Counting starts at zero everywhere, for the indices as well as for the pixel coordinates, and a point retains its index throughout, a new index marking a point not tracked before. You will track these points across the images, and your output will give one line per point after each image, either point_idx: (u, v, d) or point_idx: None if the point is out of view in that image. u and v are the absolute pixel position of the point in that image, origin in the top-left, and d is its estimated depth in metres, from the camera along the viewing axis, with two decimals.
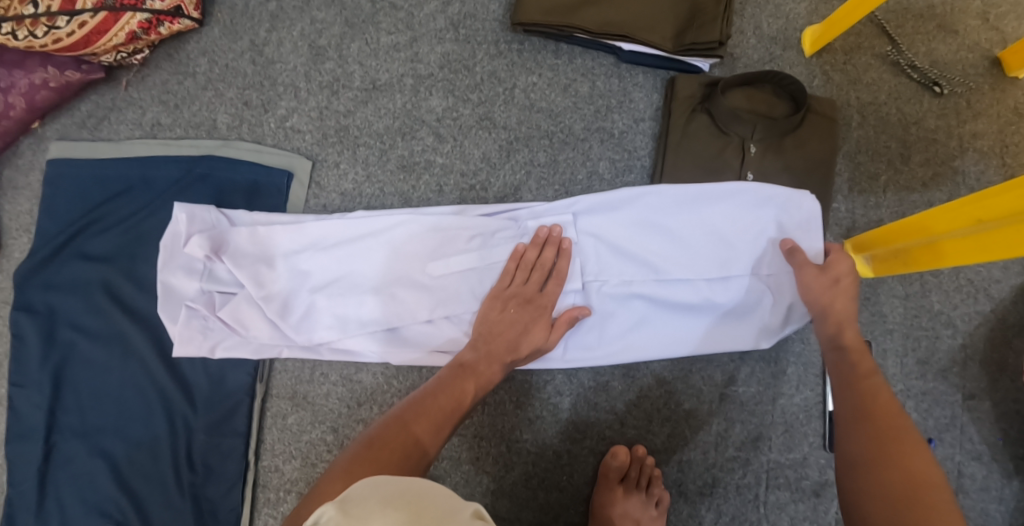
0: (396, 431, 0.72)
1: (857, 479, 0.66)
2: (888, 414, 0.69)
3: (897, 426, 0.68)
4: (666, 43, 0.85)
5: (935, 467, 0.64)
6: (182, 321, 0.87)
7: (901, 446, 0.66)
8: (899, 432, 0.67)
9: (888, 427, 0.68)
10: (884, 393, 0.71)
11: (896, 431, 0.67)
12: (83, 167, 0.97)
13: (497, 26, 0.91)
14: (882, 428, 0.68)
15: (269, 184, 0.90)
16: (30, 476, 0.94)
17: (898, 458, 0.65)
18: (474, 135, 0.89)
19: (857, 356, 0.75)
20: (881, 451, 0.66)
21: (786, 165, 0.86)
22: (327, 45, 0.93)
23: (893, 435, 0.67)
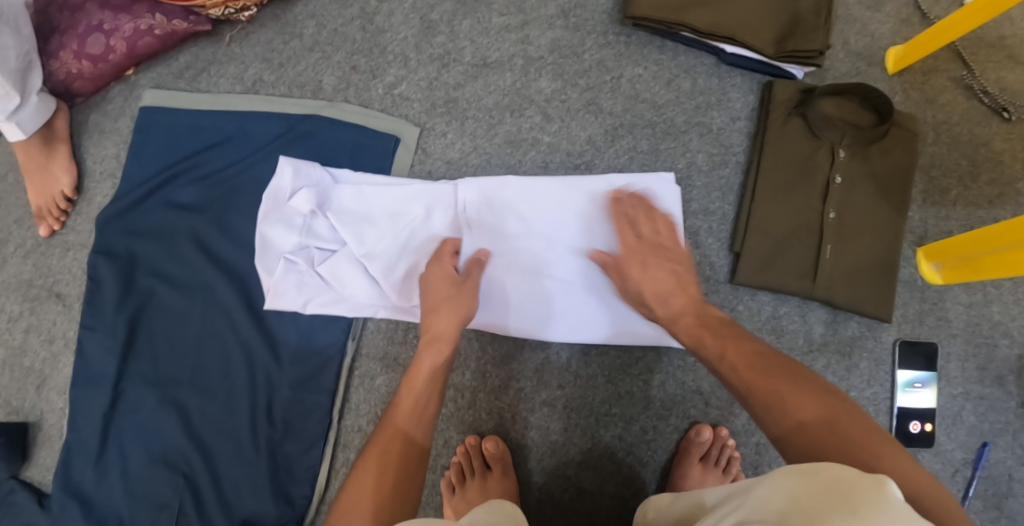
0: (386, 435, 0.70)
1: (775, 427, 0.62)
2: (748, 374, 0.66)
3: (784, 369, 0.65)
4: (768, 49, 0.90)
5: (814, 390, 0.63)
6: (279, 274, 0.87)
7: (768, 393, 0.63)
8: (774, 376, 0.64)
9: (763, 382, 0.64)
10: (732, 353, 0.68)
11: (775, 372, 0.65)
12: (178, 116, 0.97)
13: (606, 17, 0.95)
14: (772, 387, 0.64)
15: (374, 146, 0.92)
16: (94, 421, 0.92)
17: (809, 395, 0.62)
18: (580, 118, 0.92)
19: (724, 334, 0.70)
20: (770, 406, 0.63)
21: (871, 171, 0.91)
22: (439, 20, 0.96)
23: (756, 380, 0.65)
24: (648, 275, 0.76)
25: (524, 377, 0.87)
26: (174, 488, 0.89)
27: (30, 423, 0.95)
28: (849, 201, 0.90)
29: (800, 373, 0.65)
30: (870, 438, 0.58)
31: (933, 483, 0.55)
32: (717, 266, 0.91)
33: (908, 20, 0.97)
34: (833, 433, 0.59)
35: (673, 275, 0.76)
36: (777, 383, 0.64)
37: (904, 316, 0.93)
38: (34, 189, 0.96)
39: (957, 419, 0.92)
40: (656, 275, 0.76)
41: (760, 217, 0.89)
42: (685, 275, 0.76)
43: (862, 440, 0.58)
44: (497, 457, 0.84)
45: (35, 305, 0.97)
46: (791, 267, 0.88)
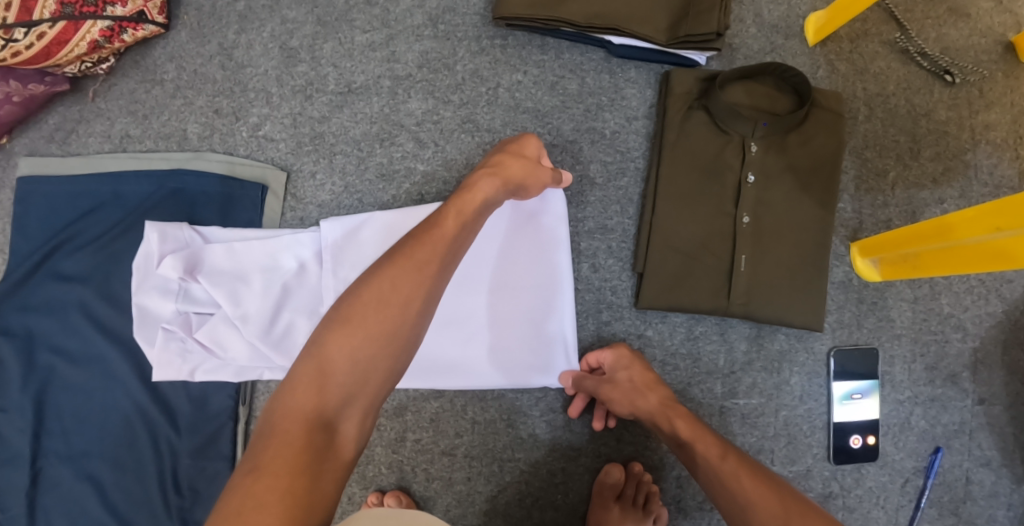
0: (299, 401, 0.53)
1: None
2: (752, 493, 0.61)
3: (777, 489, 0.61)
4: (659, 36, 0.80)
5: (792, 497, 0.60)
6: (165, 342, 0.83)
7: (752, 493, 0.61)
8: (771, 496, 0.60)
9: (750, 482, 0.62)
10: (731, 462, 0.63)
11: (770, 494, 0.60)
12: (53, 183, 0.93)
13: (478, 20, 0.85)
14: (757, 501, 0.60)
15: (243, 197, 0.86)
16: (15, 502, 0.92)
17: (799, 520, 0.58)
18: (455, 139, 0.84)
19: (726, 447, 0.65)
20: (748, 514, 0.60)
21: (790, 163, 0.81)
22: (299, 46, 0.88)
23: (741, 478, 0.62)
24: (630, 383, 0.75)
25: (419, 428, 0.82)
26: None
27: None
28: (766, 201, 0.80)
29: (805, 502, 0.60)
30: None
31: None
32: (620, 290, 0.83)
33: None
34: None
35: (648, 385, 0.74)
36: (772, 507, 0.59)
37: (840, 321, 0.83)
38: None
39: (905, 427, 0.83)
40: (636, 382, 0.75)
41: (663, 231, 0.80)
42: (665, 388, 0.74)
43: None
44: None
45: None
46: (703, 283, 0.80)
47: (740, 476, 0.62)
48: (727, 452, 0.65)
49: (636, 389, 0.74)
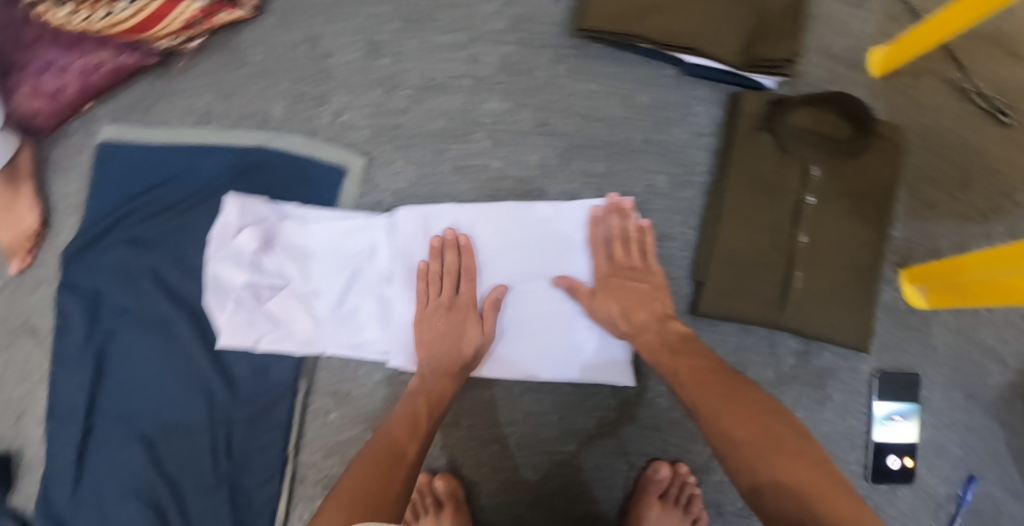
0: (369, 462, 0.69)
1: (746, 477, 0.62)
2: (752, 432, 0.64)
3: (776, 436, 0.64)
4: (731, 58, 0.84)
5: (788, 434, 0.64)
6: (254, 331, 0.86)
7: (742, 432, 0.65)
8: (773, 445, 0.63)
9: (746, 421, 0.66)
10: (733, 418, 0.66)
11: (769, 440, 0.64)
12: (134, 151, 0.97)
13: (559, 30, 0.89)
14: (745, 436, 0.64)
15: (321, 177, 0.90)
16: (68, 453, 0.95)
17: (802, 471, 0.60)
18: (530, 140, 0.87)
19: (732, 397, 0.68)
20: (743, 455, 0.63)
21: (848, 189, 0.84)
22: (384, 40, 0.92)
23: (738, 403, 0.67)
24: (612, 294, 0.80)
25: (475, 414, 0.84)
26: (143, 520, 0.92)
27: (11, 452, 0.98)
28: (823, 222, 0.84)
29: (799, 442, 0.63)
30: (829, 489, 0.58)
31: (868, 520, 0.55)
32: (680, 296, 0.87)
33: (893, 17, 0.88)
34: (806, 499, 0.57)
35: (631, 294, 0.79)
36: (770, 447, 0.63)
37: (884, 344, 0.86)
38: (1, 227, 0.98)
39: (941, 452, 0.86)
40: (613, 298, 0.79)
41: (724, 243, 0.84)
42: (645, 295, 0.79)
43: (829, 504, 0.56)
44: (448, 495, 0.83)
45: (9, 341, 0.99)
46: (759, 296, 0.83)
47: (741, 429, 0.65)
48: (718, 400, 0.68)
49: (635, 332, 0.78)
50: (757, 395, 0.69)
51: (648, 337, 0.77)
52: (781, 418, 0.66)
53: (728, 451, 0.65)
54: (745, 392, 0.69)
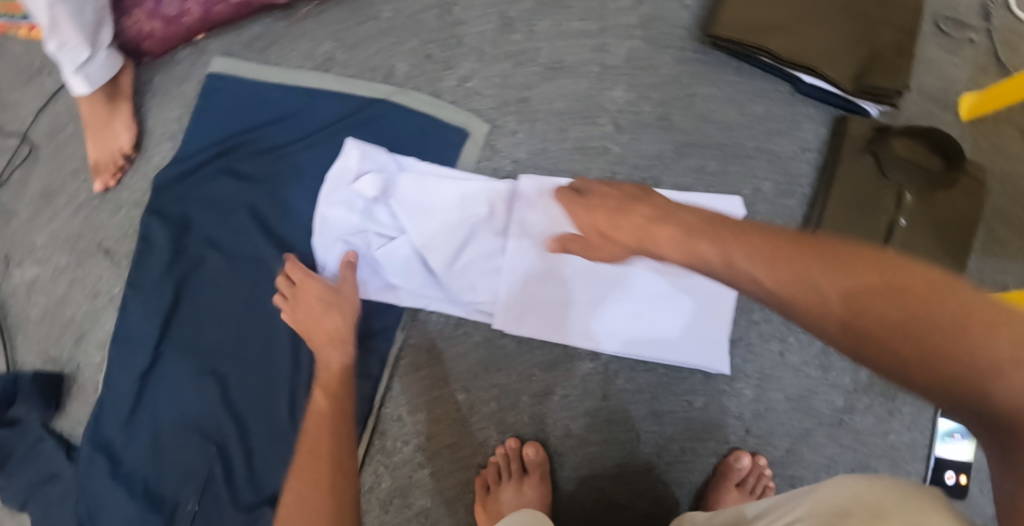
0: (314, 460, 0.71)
1: (834, 325, 0.45)
2: (836, 268, 0.46)
3: (873, 284, 0.44)
4: (846, 83, 0.90)
5: (837, 277, 0.46)
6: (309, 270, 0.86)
7: (797, 269, 0.48)
8: (864, 288, 0.45)
9: (783, 262, 0.49)
10: (740, 251, 0.51)
11: (872, 273, 0.45)
12: (245, 86, 0.97)
13: (685, 33, 0.95)
14: (816, 283, 0.47)
15: (441, 136, 0.91)
16: (130, 379, 0.92)
17: (869, 294, 0.44)
18: (650, 132, 0.91)
19: (801, 259, 0.48)
20: (811, 301, 0.47)
21: (934, 216, 0.90)
22: (517, 18, 0.95)
23: (816, 252, 0.48)
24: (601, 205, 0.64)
25: (570, 385, 0.86)
26: (205, 456, 0.90)
27: (66, 375, 0.95)
28: (911, 245, 0.90)
29: (870, 260, 0.46)
30: (945, 326, 0.40)
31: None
32: None
33: (983, 68, 0.97)
34: (921, 345, 0.41)
35: (609, 195, 0.65)
36: (831, 289, 0.46)
37: None
38: (95, 144, 0.96)
39: None
40: (603, 202, 0.64)
41: None
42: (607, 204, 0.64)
43: (928, 318, 0.41)
44: (537, 464, 0.84)
45: (81, 259, 0.96)
46: None
47: (817, 273, 0.47)
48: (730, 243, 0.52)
49: (610, 227, 0.62)
50: (776, 230, 0.52)
51: (603, 216, 0.63)
52: (857, 245, 0.48)
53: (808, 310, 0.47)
54: (776, 232, 0.51)
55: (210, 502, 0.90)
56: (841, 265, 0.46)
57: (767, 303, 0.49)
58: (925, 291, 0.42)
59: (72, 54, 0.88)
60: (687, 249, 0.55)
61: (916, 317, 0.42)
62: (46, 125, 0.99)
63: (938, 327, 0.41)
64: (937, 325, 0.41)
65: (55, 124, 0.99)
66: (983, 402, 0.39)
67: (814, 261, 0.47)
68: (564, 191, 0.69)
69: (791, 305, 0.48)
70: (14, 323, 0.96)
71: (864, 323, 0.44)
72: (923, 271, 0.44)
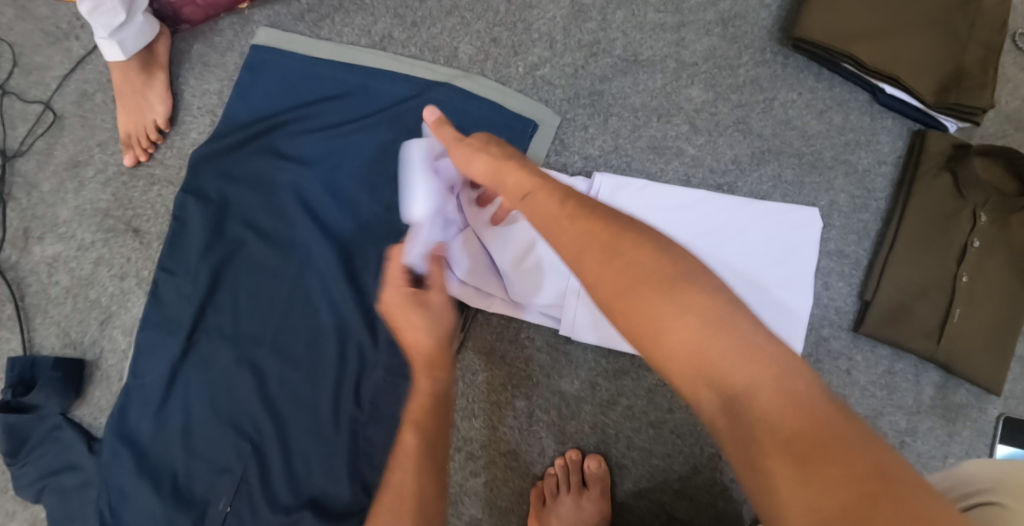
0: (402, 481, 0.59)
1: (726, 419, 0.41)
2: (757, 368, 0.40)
3: (792, 405, 0.39)
4: (927, 96, 0.87)
5: (754, 369, 0.40)
6: (406, 264, 0.66)
7: (716, 351, 0.41)
8: (789, 432, 0.38)
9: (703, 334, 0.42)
10: (669, 307, 0.43)
11: (796, 405, 0.39)
12: (295, 59, 0.91)
13: (765, 33, 0.90)
14: (727, 369, 0.41)
15: (510, 126, 0.85)
16: (159, 369, 0.86)
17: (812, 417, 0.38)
18: (729, 135, 0.87)
19: (632, 296, 0.44)
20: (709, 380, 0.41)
21: (1009, 240, 0.87)
22: (592, 5, 0.90)
23: (729, 335, 0.41)
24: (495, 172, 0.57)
25: (635, 395, 0.82)
26: (239, 454, 0.85)
27: (87, 361, 0.88)
28: (983, 268, 0.87)
29: (788, 370, 0.40)
30: (841, 451, 0.37)
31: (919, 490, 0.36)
32: (843, 312, 0.89)
33: None
34: (829, 476, 0.36)
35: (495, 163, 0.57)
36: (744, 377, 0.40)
37: (1013, 391, 0.90)
38: (126, 113, 0.89)
39: None
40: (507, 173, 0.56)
41: (898, 270, 0.86)
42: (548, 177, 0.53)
43: (855, 439, 0.37)
44: (597, 477, 0.80)
45: (108, 238, 0.89)
46: (919, 325, 0.86)
47: (725, 355, 0.41)
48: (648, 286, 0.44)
49: (565, 224, 0.49)
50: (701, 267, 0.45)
51: (572, 207, 0.49)
52: (763, 335, 0.42)
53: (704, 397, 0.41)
54: (665, 264, 0.44)
55: (244, 503, 0.84)
56: (776, 362, 0.40)
57: (628, 332, 0.45)
58: (832, 432, 0.38)
59: (107, 17, 0.81)
60: (598, 276, 0.46)
61: (839, 447, 0.37)
62: (73, 91, 0.91)
63: (878, 461, 0.37)
64: (855, 452, 0.37)
65: (83, 92, 0.91)
66: (905, 520, 0.34)
67: (756, 364, 0.40)
68: (538, 179, 0.54)
69: (628, 336, 0.45)
70: (32, 303, 0.88)
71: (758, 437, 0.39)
72: (823, 391, 0.40)
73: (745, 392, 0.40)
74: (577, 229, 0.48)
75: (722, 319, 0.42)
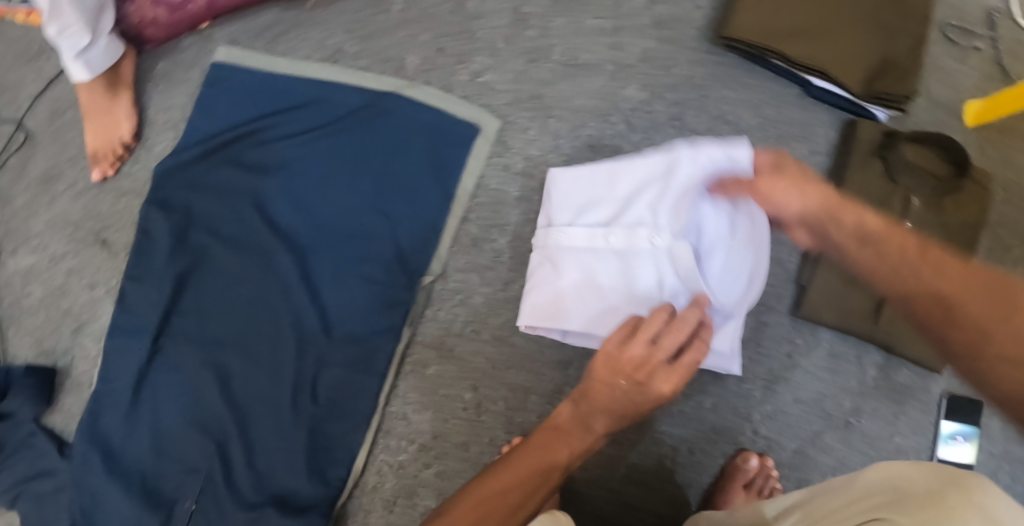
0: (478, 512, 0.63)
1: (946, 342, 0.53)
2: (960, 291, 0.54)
3: (995, 300, 0.52)
4: (856, 85, 0.90)
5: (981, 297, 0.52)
6: (670, 349, 0.71)
7: (947, 282, 0.55)
8: (949, 300, 0.54)
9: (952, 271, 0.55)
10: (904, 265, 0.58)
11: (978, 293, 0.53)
12: (253, 75, 0.94)
13: (699, 34, 0.94)
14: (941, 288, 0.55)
15: (453, 132, 0.89)
16: (127, 374, 0.89)
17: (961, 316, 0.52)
18: (665, 132, 0.90)
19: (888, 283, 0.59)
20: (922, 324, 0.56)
21: (943, 221, 0.91)
22: (532, 13, 0.94)
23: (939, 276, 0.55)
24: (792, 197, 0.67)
25: (580, 384, 0.85)
26: (205, 453, 0.87)
27: (58, 369, 0.92)
28: None
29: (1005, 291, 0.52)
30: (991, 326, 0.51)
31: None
32: (783, 298, 0.91)
33: (989, 76, 0.98)
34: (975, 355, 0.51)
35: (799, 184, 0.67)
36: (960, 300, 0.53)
37: (953, 370, 0.94)
38: (94, 132, 0.93)
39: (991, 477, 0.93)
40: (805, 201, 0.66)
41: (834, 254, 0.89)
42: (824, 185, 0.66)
43: (988, 347, 0.50)
44: None
45: (80, 249, 0.93)
46: (858, 306, 0.88)
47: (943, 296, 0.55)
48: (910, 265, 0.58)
49: (837, 225, 0.65)
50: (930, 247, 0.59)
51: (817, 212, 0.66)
52: (980, 277, 0.54)
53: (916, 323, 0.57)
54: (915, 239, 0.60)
55: (210, 500, 0.86)
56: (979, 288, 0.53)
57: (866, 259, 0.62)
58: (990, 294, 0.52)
59: (73, 39, 0.86)
60: (853, 217, 0.64)
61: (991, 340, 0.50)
62: (45, 110, 0.96)
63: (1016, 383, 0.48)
64: (979, 319, 0.51)
65: (55, 110, 0.96)
66: (1000, 392, 0.49)
67: (977, 277, 0.54)
68: (808, 198, 0.66)
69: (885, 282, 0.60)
70: (8, 314, 0.92)
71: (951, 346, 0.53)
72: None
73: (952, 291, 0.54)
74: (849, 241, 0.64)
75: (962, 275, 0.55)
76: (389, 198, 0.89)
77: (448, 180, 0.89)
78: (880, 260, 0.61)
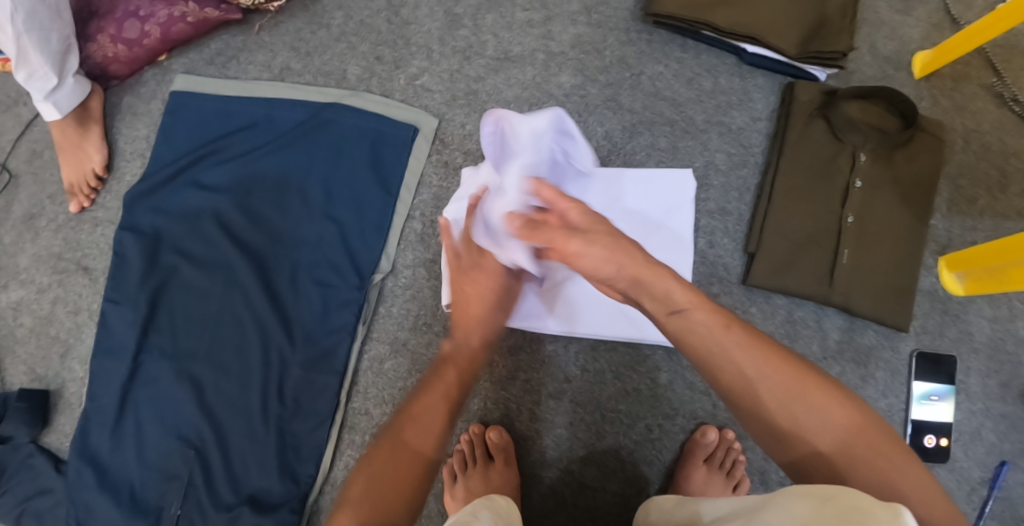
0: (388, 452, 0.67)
1: (785, 445, 0.58)
2: (822, 431, 0.56)
3: (842, 419, 0.56)
4: (791, 49, 0.89)
5: (837, 405, 0.57)
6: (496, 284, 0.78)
7: (789, 402, 0.57)
8: (831, 429, 0.56)
9: (784, 385, 0.58)
10: (762, 379, 0.58)
11: (833, 412, 0.57)
12: (206, 100, 0.99)
13: (628, 15, 0.96)
14: (798, 425, 0.57)
15: (395, 135, 0.94)
16: (112, 391, 0.92)
17: (839, 436, 0.56)
18: (599, 113, 0.93)
19: (755, 392, 0.59)
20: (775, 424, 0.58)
21: (894, 177, 0.88)
22: (463, 13, 0.97)
23: (800, 383, 0.58)
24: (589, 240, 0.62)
25: (531, 369, 0.88)
26: (185, 460, 0.90)
27: (52, 390, 0.98)
28: (871, 206, 0.87)
29: (847, 408, 0.57)
30: (867, 447, 0.55)
31: (923, 479, 0.53)
32: (732, 267, 0.91)
33: (939, 25, 0.96)
34: (855, 461, 0.55)
35: (612, 247, 0.62)
36: (810, 416, 0.57)
37: (923, 327, 0.91)
38: (68, 166, 1.00)
39: (976, 436, 0.89)
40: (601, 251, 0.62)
41: (778, 220, 0.88)
42: (630, 245, 0.63)
43: (870, 462, 0.54)
44: (500, 447, 0.85)
45: (62, 278, 1.00)
46: (809, 271, 0.87)
47: (802, 409, 0.57)
48: (751, 358, 0.59)
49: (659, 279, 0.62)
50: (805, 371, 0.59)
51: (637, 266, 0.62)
52: (834, 397, 0.57)
53: (763, 428, 0.59)
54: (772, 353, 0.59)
55: (193, 506, 0.89)
56: (840, 410, 0.57)
57: (728, 388, 0.60)
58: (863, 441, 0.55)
59: (41, 83, 0.93)
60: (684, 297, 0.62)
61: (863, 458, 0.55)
62: (25, 152, 1.03)
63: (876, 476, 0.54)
64: (868, 455, 0.55)
65: (33, 151, 1.03)
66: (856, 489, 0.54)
67: (823, 390, 0.57)
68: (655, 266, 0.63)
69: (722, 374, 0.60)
70: (3, 345, 0.99)
71: (796, 449, 0.57)
72: (879, 446, 0.55)
73: (816, 403, 0.57)
74: (701, 322, 0.61)
75: (824, 386, 0.58)
76: (338, 205, 0.93)
77: (391, 181, 0.93)
78: (715, 346, 0.60)
